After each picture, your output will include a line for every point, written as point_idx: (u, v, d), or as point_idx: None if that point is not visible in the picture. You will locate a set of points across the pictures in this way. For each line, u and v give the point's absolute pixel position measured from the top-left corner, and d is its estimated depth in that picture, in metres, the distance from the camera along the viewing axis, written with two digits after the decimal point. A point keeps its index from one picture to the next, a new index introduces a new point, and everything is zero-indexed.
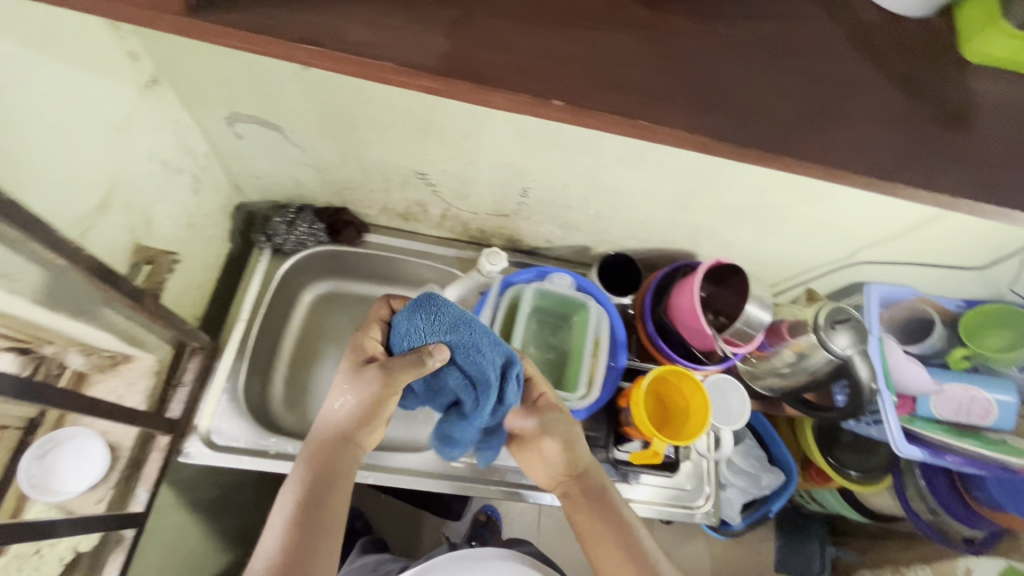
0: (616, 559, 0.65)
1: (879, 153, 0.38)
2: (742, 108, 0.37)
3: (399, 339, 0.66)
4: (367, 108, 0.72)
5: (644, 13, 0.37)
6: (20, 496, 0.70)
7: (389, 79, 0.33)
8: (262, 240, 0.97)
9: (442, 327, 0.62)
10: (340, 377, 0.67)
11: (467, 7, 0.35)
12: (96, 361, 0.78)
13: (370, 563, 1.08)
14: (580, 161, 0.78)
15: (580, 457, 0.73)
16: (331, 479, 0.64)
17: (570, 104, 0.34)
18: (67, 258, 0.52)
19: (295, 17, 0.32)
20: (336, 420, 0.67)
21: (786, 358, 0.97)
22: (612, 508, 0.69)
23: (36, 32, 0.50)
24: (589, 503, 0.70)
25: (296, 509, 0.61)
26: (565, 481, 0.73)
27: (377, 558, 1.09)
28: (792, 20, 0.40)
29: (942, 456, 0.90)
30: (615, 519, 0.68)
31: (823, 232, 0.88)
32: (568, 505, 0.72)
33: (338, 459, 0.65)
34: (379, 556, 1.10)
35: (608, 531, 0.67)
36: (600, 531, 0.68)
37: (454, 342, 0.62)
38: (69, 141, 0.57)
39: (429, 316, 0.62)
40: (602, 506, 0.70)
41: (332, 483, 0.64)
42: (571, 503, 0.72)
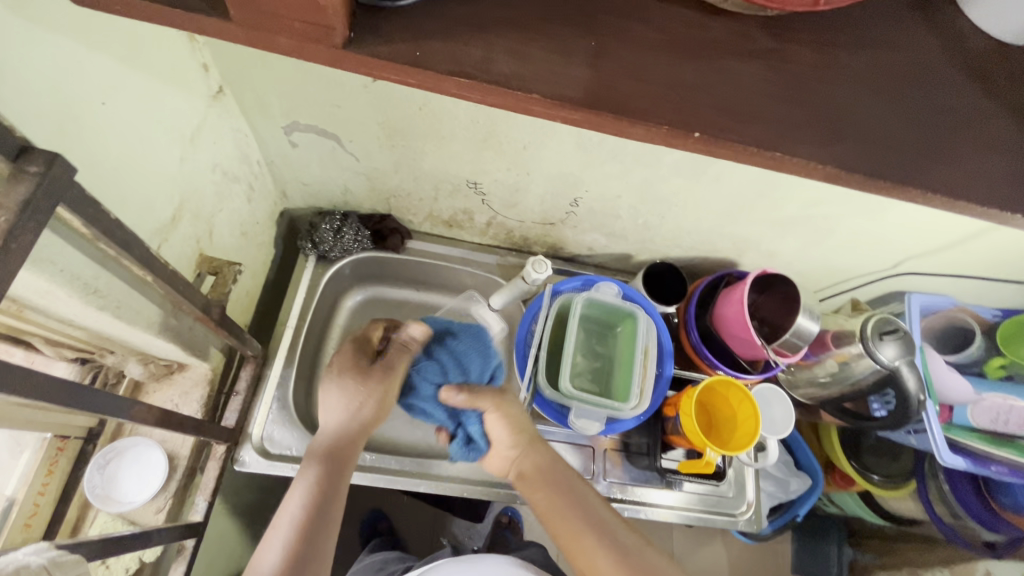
0: (584, 536, 0.64)
1: (999, 182, 0.39)
2: (865, 140, 0.38)
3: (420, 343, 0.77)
4: (430, 120, 0.71)
5: (770, 43, 0.39)
6: (83, 504, 0.72)
7: (533, 109, 0.37)
8: (307, 247, 0.96)
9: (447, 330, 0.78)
10: (350, 385, 0.70)
11: (604, 39, 0.37)
12: (153, 370, 0.77)
13: (376, 562, 1.06)
14: (638, 173, 0.77)
15: (528, 438, 0.72)
16: (339, 476, 0.65)
17: (709, 137, 0.36)
18: (154, 274, 0.52)
19: (445, 50, 0.35)
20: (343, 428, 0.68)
21: (828, 368, 0.97)
22: (570, 485, 0.69)
23: (129, 48, 0.50)
24: (545, 481, 0.69)
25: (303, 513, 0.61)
26: (518, 462, 0.72)
27: (384, 558, 1.08)
28: (906, 49, 0.41)
29: (987, 465, 0.90)
30: (574, 496, 0.68)
31: (876, 244, 0.87)
32: (522, 484, 0.71)
33: (343, 454, 0.67)
34: (385, 556, 1.08)
35: (570, 508, 0.66)
36: (562, 508, 0.67)
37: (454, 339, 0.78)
38: (151, 154, 0.57)
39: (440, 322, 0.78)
40: (561, 484, 0.69)
41: (338, 492, 0.64)
42: (527, 484, 0.70)
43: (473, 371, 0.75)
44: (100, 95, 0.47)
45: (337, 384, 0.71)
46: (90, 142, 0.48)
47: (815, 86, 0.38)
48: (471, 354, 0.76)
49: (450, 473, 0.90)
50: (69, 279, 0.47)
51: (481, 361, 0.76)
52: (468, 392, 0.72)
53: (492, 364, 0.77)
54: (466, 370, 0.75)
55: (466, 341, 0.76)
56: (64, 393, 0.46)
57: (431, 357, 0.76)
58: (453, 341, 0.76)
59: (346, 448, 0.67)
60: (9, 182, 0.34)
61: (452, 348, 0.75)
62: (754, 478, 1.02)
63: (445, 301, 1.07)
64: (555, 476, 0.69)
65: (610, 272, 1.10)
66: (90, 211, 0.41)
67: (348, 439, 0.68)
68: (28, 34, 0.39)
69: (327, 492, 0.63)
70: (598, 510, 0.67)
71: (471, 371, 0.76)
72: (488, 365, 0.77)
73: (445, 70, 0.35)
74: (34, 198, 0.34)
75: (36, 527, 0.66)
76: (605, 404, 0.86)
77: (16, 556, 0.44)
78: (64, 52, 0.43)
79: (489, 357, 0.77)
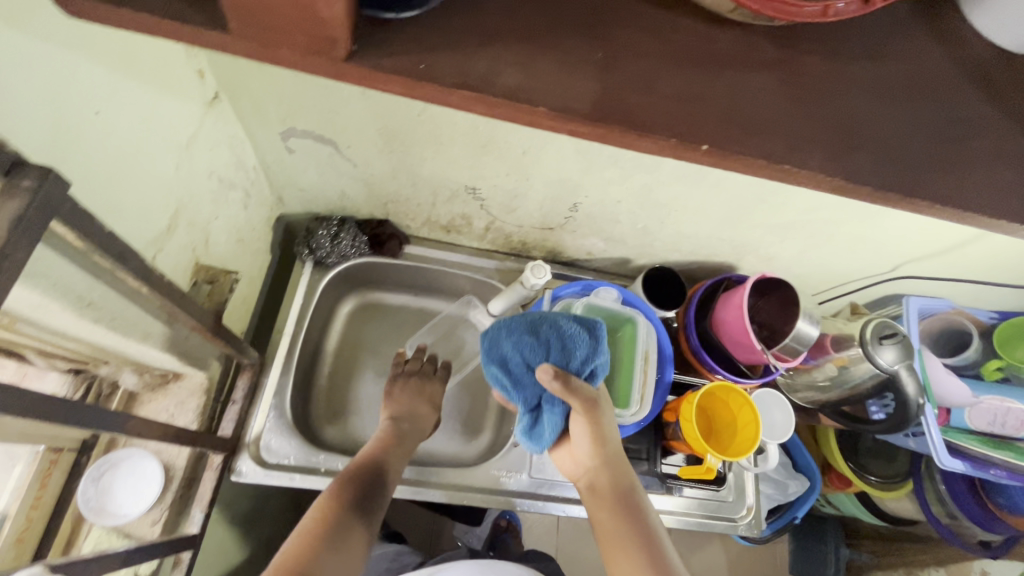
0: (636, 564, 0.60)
1: (1004, 195, 0.39)
2: (872, 150, 0.38)
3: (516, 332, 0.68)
4: (429, 126, 0.70)
5: (776, 53, 0.39)
6: (76, 518, 0.70)
7: (538, 122, 0.36)
8: (304, 252, 0.95)
9: (549, 325, 0.67)
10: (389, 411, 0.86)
11: (610, 50, 0.37)
12: (147, 380, 0.77)
13: (390, 552, 1.06)
14: (638, 178, 0.77)
15: (611, 454, 0.67)
16: (366, 495, 0.70)
17: (717, 149, 0.36)
18: (151, 286, 0.51)
19: (449, 63, 0.35)
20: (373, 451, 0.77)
21: (827, 372, 0.97)
22: (637, 510, 0.65)
23: (124, 56, 0.49)
24: (616, 503, 0.65)
25: (322, 523, 0.64)
26: (593, 477, 0.68)
27: (397, 549, 1.08)
28: (911, 59, 0.41)
29: (986, 469, 0.90)
30: (639, 523, 0.63)
31: (876, 248, 0.87)
32: (593, 501, 0.68)
33: (370, 488, 0.71)
34: (398, 547, 1.08)
35: (633, 537, 0.62)
36: (625, 535, 0.62)
37: (559, 332, 0.66)
38: (146, 163, 0.56)
39: (544, 316, 0.68)
40: (628, 507, 0.65)
41: (361, 507, 0.68)
42: (597, 502, 0.67)
43: (576, 361, 0.65)
44: (93, 104, 0.46)
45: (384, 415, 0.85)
46: (84, 153, 0.47)
47: (825, 98, 0.38)
48: (577, 344, 0.65)
49: (450, 481, 0.89)
50: (63, 292, 0.46)
51: (588, 354, 0.65)
52: (564, 382, 0.64)
53: (596, 361, 0.66)
54: (573, 358, 0.65)
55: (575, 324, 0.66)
56: (60, 410, 0.45)
57: (534, 329, 0.67)
58: (566, 321, 0.67)
59: (370, 482, 0.72)
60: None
61: (561, 327, 0.66)
62: (753, 482, 1.02)
63: (443, 306, 1.07)
64: (628, 499, 0.66)
65: (609, 276, 1.09)
66: (85, 224, 0.40)
67: (374, 475, 0.73)
68: (19, 43, 0.38)
69: (350, 518, 0.66)
70: (657, 539, 0.62)
71: (572, 361, 0.66)
72: (594, 360, 0.66)
73: (449, 83, 0.35)
74: (26, 213, 0.33)
75: (28, 541, 0.65)
76: None
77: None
78: (57, 61, 0.42)
79: (597, 351, 0.66)
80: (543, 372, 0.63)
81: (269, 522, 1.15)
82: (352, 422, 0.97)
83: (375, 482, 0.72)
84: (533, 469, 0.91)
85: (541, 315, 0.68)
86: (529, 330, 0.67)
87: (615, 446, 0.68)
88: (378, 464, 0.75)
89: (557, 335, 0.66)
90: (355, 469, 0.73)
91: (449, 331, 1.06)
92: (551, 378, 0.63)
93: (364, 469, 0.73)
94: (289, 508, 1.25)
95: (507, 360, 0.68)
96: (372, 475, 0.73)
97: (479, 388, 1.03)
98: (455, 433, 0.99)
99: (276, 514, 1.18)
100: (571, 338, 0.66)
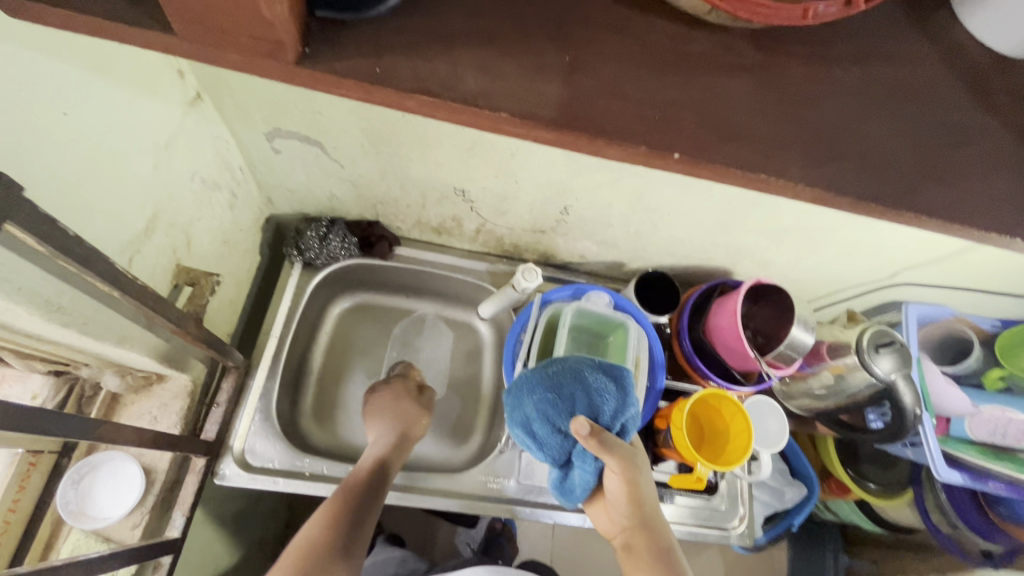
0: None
1: (994, 205, 0.37)
2: (854, 159, 0.37)
3: (538, 387, 0.65)
4: (415, 127, 0.69)
5: (753, 57, 0.37)
6: (55, 521, 0.70)
7: (503, 128, 0.35)
8: (293, 253, 0.94)
9: (573, 378, 0.64)
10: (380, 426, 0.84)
11: (580, 53, 0.36)
12: (131, 382, 0.75)
13: (396, 559, 1.07)
14: (628, 181, 0.75)
15: (646, 513, 0.61)
16: (358, 514, 0.69)
17: (689, 157, 0.34)
18: (122, 289, 0.50)
19: (410, 67, 0.34)
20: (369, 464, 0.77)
21: (824, 379, 0.94)
22: (675, 569, 0.58)
23: (93, 56, 0.48)
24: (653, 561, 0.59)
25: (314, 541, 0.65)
26: (628, 535, 0.62)
27: (403, 555, 1.09)
28: (897, 63, 0.39)
29: (983, 481, 0.88)
30: None
31: (874, 254, 0.85)
32: (628, 562, 0.61)
33: (351, 533, 0.67)
34: (404, 554, 1.09)
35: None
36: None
37: (585, 385, 0.63)
38: (120, 166, 0.55)
39: (566, 367, 0.66)
40: (665, 564, 0.58)
41: (355, 530, 0.68)
42: (634, 564, 0.60)
43: (607, 416, 0.62)
44: (60, 104, 0.45)
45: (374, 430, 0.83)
46: (49, 154, 0.46)
47: (807, 104, 0.37)
48: (605, 398, 0.62)
49: (438, 487, 0.88)
50: (29, 296, 0.46)
51: (617, 408, 0.62)
52: (599, 437, 0.59)
53: (628, 415, 0.63)
54: (603, 412, 0.62)
55: (602, 378, 0.63)
56: (26, 417, 0.44)
57: (557, 386, 0.64)
58: (590, 373, 0.64)
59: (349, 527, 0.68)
60: None
61: (585, 381, 0.63)
62: (747, 491, 1.00)
63: (434, 308, 1.06)
64: (666, 558, 0.59)
65: (602, 279, 1.08)
66: (45, 227, 0.39)
67: (355, 518, 0.69)
68: None
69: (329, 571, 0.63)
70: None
71: (602, 416, 0.62)
72: (625, 414, 0.63)
73: (409, 88, 0.34)
74: None
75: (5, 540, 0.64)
76: None
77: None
78: (15, 59, 0.40)
79: (627, 404, 0.63)
80: (579, 429, 0.58)
81: (259, 523, 1.14)
82: (339, 425, 0.96)
83: (357, 525, 0.69)
84: (522, 475, 0.89)
85: (562, 368, 0.66)
86: (551, 387, 0.64)
87: (653, 501, 0.62)
88: (357, 505, 0.70)
89: (583, 390, 0.63)
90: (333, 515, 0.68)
91: (425, 337, 1.04)
92: (585, 433, 0.58)
93: (345, 514, 0.69)
94: (281, 510, 1.24)
95: (530, 419, 0.65)
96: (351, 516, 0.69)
97: (469, 392, 1.03)
98: (444, 437, 0.98)
99: (267, 515, 1.18)
100: (600, 390, 0.63)
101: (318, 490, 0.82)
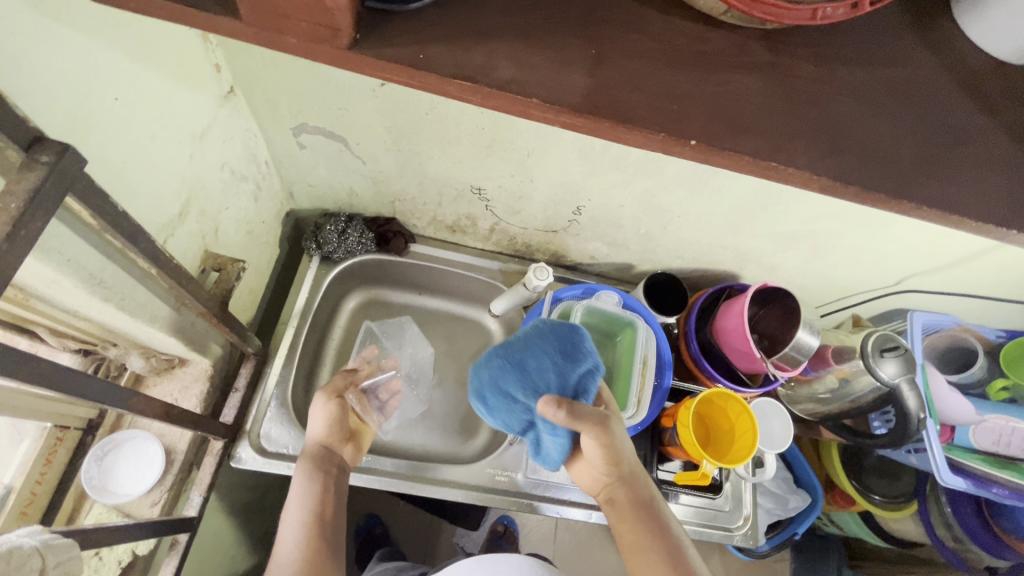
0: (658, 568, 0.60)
1: (994, 200, 0.39)
2: (860, 153, 0.39)
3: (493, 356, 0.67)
4: (436, 125, 0.72)
5: (766, 56, 0.40)
6: (78, 496, 0.72)
7: (533, 113, 0.38)
8: (312, 247, 0.96)
9: (525, 345, 0.66)
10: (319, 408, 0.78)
11: (605, 48, 0.38)
12: (154, 364, 0.77)
13: (391, 568, 1.07)
14: (640, 182, 0.77)
15: (625, 470, 0.67)
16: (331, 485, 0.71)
17: (704, 145, 0.37)
18: (159, 267, 0.53)
19: (449, 55, 0.37)
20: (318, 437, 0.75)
21: (828, 384, 0.97)
22: (654, 516, 0.65)
23: (144, 45, 0.51)
24: (637, 511, 0.66)
25: (312, 523, 0.66)
26: (611, 490, 0.68)
27: (398, 565, 1.08)
28: (903, 66, 0.42)
29: (987, 487, 0.87)
30: (660, 531, 0.64)
31: (880, 261, 0.86)
32: (613, 514, 0.68)
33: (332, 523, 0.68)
34: (399, 563, 1.08)
35: (656, 542, 0.63)
36: (648, 542, 0.63)
37: (535, 351, 0.64)
38: (160, 150, 0.58)
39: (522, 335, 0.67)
40: (646, 512, 0.65)
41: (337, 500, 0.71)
42: (618, 515, 0.67)
43: (553, 382, 0.63)
44: (113, 90, 0.49)
45: (312, 408, 0.78)
46: (99, 136, 0.49)
47: (815, 101, 0.40)
48: (548, 364, 0.63)
49: (445, 477, 0.89)
50: (75, 269, 0.48)
51: (566, 370, 0.63)
52: (567, 410, 0.62)
53: (577, 372, 0.63)
54: (551, 375, 0.63)
55: (545, 343, 0.64)
56: (71, 383, 0.47)
57: (509, 355, 0.66)
58: (541, 338, 0.65)
59: (322, 527, 0.66)
60: (21, 170, 0.36)
61: (534, 347, 0.65)
62: (751, 493, 1.00)
63: (445, 305, 1.08)
64: (646, 507, 0.66)
65: (611, 281, 1.10)
66: (98, 202, 0.42)
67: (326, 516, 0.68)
68: (46, 29, 0.40)
69: (331, 561, 0.64)
70: (676, 543, 0.63)
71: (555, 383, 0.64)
72: (574, 375, 0.63)
73: (447, 74, 0.37)
74: (44, 186, 0.35)
75: (31, 515, 0.67)
76: None
77: (9, 537, 0.44)
78: (80, 47, 0.44)
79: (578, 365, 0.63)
80: (545, 408, 0.62)
81: (266, 515, 1.16)
82: None
83: (336, 513, 0.69)
84: (529, 469, 0.91)
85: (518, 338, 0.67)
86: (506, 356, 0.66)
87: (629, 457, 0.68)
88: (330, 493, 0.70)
89: (531, 356, 0.64)
90: (303, 532, 0.65)
91: (436, 334, 1.06)
92: (555, 411, 0.62)
93: (315, 522, 0.66)
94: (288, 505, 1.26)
95: (484, 386, 0.67)
96: (318, 522, 0.67)
97: None
98: (453, 432, 0.99)
99: (275, 508, 1.19)
100: (550, 355, 0.63)
101: None
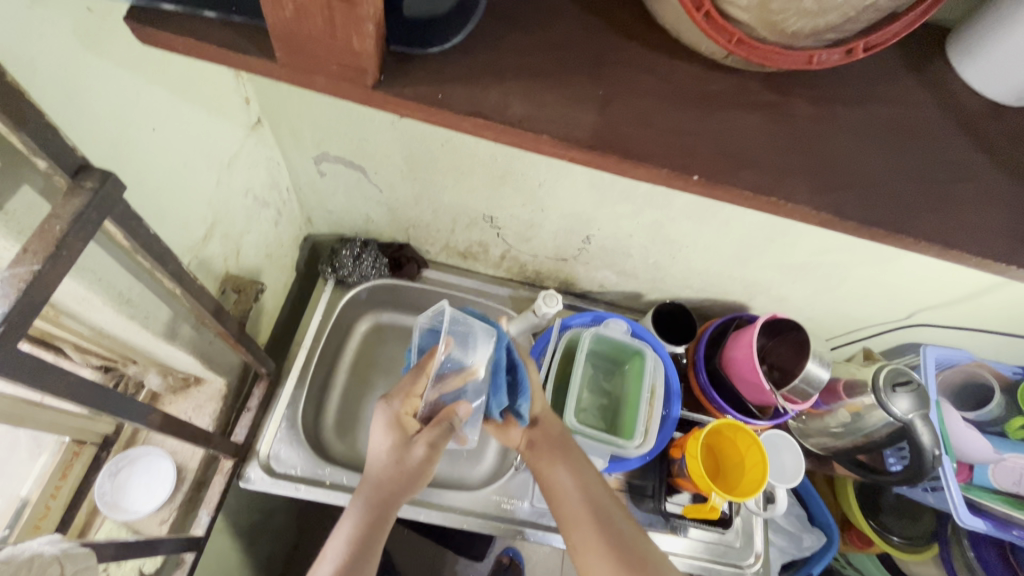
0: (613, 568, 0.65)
1: (994, 235, 0.40)
2: (861, 190, 0.40)
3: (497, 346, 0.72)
4: (451, 155, 0.75)
5: (767, 96, 0.42)
6: (91, 510, 0.74)
7: (542, 148, 0.40)
8: (328, 270, 0.98)
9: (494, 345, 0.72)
10: (389, 429, 0.69)
11: (614, 89, 0.41)
12: (170, 382, 0.79)
13: None
14: (648, 213, 0.79)
15: (576, 488, 0.71)
16: (383, 518, 0.66)
17: (705, 181, 0.39)
18: (184, 287, 0.55)
19: (464, 95, 0.40)
20: (392, 457, 0.67)
21: (840, 418, 0.95)
22: (617, 534, 0.67)
23: (182, 81, 0.55)
24: (596, 526, 0.68)
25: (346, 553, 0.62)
26: (566, 501, 0.71)
27: None
28: (901, 105, 0.44)
29: (1008, 530, 0.84)
30: (604, 539, 0.67)
31: (889, 294, 0.86)
32: (570, 514, 0.70)
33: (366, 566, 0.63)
34: None
35: (602, 550, 0.66)
36: (597, 552, 0.66)
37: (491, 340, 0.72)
38: (191, 174, 0.61)
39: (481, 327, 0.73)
40: (602, 528, 0.68)
41: (381, 527, 0.65)
42: (576, 527, 0.69)
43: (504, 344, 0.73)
44: (151, 121, 0.52)
45: (376, 422, 0.70)
46: (136, 164, 0.52)
47: (815, 139, 0.41)
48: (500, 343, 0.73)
49: (451, 503, 0.89)
50: (105, 287, 0.51)
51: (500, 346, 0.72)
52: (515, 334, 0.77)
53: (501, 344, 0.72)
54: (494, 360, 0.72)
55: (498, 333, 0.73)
56: (96, 398, 0.48)
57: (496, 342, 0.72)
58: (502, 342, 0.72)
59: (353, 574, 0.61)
60: (67, 195, 0.39)
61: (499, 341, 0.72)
62: (763, 528, 0.98)
63: None
64: (606, 523, 0.68)
65: (621, 309, 1.10)
66: (132, 225, 0.45)
67: (358, 565, 0.62)
68: (97, 66, 0.44)
69: None
70: (635, 548, 0.66)
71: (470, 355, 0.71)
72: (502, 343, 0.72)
73: (464, 111, 0.39)
74: (87, 209, 0.39)
75: (45, 529, 0.69)
76: (611, 442, 0.84)
77: (33, 544, 0.47)
78: (124, 82, 0.47)
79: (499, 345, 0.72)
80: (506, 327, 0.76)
81: (272, 537, 1.15)
82: (361, 440, 0.96)
83: (376, 546, 0.65)
84: (535, 498, 0.90)
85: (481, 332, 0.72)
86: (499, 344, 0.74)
87: (587, 472, 0.72)
88: (373, 525, 0.65)
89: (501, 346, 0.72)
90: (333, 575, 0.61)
91: None
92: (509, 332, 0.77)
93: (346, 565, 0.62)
94: (295, 530, 1.25)
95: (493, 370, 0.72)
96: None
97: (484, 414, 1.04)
98: (459, 457, 0.96)
99: (280, 531, 1.18)
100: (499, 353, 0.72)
101: (337, 499, 0.84)
